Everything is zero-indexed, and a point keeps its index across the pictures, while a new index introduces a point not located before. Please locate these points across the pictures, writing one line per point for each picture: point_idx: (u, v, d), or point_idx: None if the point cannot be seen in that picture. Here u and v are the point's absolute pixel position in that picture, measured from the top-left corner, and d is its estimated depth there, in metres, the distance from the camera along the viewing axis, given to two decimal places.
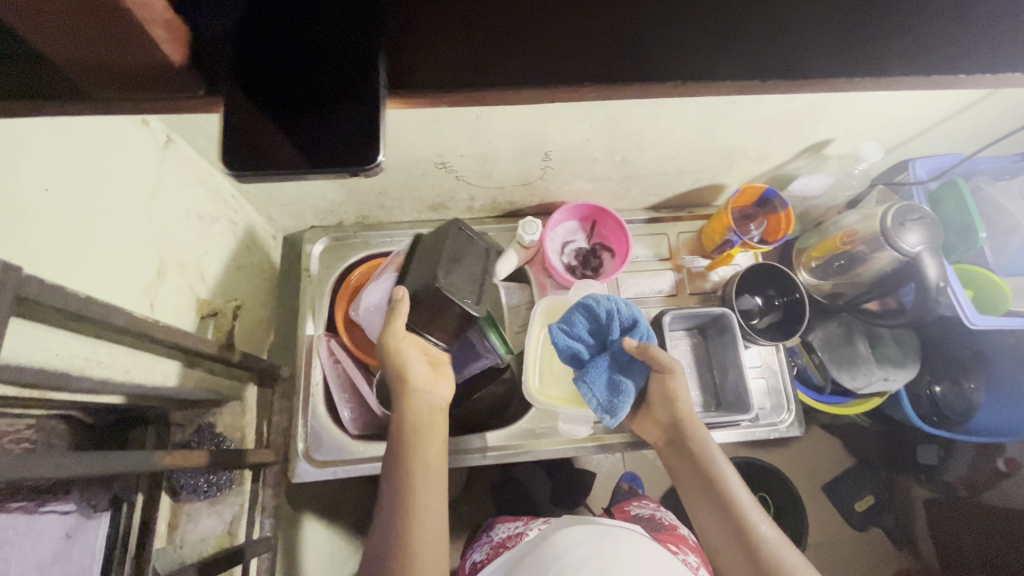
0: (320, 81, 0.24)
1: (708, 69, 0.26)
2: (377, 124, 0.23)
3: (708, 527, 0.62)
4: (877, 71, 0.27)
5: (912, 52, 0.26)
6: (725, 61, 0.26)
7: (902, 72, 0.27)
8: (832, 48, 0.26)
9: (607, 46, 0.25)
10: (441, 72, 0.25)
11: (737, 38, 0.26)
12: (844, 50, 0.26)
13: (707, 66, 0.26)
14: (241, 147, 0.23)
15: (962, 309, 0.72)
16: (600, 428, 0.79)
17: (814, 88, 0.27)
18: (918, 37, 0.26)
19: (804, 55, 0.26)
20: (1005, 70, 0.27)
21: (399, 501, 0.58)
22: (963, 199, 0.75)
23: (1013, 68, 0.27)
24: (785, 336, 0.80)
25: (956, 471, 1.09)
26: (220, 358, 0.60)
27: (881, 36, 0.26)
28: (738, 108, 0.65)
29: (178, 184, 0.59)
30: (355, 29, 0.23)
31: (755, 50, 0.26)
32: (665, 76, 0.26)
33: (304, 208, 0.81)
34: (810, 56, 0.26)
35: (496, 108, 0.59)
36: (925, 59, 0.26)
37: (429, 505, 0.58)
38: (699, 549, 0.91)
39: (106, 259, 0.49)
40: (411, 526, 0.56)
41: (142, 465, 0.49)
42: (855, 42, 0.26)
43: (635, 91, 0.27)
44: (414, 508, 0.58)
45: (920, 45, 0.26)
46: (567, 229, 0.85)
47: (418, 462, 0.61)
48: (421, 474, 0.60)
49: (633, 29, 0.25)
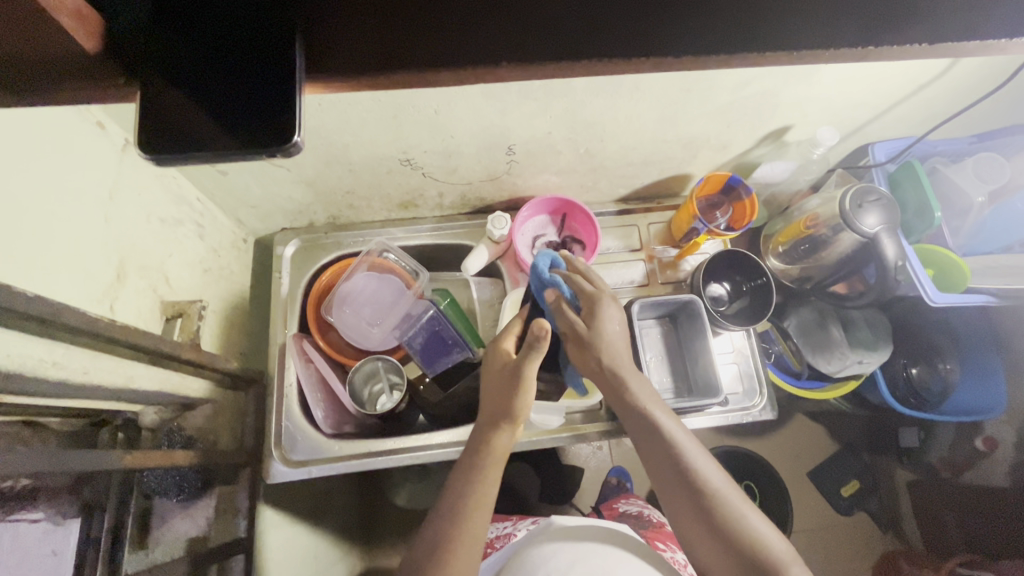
0: (239, 69, 0.25)
1: (658, 42, 0.27)
2: (292, 105, 0.24)
3: (682, 523, 0.60)
4: (822, 42, 0.28)
5: (848, 23, 0.28)
6: (637, 39, 0.27)
7: (847, 44, 0.28)
8: (758, 26, 0.27)
9: (538, 25, 0.26)
10: (359, 58, 0.25)
11: (676, 17, 0.27)
12: (778, 24, 0.28)
13: (657, 41, 0.27)
14: (158, 131, 0.24)
15: (923, 287, 0.73)
16: (575, 419, 0.79)
17: (763, 62, 0.29)
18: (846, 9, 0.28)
19: (743, 26, 0.27)
20: (943, 38, 0.28)
21: (448, 537, 0.55)
22: (919, 179, 0.76)
23: (952, 35, 0.28)
24: (755, 318, 0.81)
25: (937, 452, 1.13)
26: (184, 359, 0.60)
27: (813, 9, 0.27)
28: (694, 96, 0.66)
29: (138, 186, 0.59)
30: (269, 21, 0.25)
31: (694, 25, 0.27)
32: (619, 52, 0.27)
33: (273, 210, 0.81)
34: (749, 27, 0.27)
35: (453, 102, 0.60)
36: (865, 29, 0.28)
37: (475, 552, 0.56)
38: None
39: (62, 262, 0.49)
40: (452, 566, 0.54)
41: (98, 464, 0.50)
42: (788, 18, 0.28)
43: (585, 70, 0.28)
44: (460, 546, 0.55)
45: (854, 17, 0.28)
46: (537, 223, 0.86)
47: (482, 501, 0.58)
48: (480, 512, 0.57)
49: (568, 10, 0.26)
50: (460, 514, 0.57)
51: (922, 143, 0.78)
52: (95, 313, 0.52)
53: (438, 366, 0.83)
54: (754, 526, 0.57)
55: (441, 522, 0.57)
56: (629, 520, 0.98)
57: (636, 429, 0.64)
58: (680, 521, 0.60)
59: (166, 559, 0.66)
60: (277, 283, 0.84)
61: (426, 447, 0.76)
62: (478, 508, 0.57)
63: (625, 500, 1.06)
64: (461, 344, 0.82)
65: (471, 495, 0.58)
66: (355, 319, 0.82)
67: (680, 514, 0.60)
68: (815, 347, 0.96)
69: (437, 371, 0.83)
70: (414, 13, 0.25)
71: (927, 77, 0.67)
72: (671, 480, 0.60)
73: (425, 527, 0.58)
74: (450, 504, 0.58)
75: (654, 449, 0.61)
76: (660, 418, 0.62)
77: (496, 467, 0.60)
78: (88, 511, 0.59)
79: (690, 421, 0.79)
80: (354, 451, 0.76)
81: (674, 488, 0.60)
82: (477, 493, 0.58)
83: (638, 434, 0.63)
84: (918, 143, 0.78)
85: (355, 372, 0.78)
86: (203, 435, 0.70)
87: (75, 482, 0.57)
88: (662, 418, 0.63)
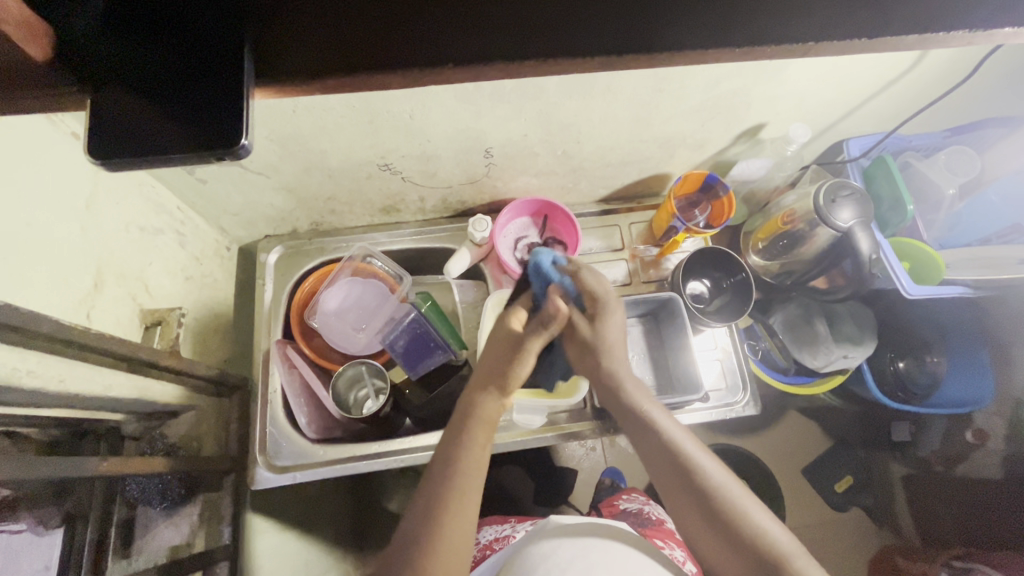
0: (188, 69, 0.25)
1: (618, 42, 0.28)
2: (242, 109, 0.25)
3: (687, 524, 0.58)
4: (780, 40, 0.29)
5: (805, 21, 0.29)
6: (599, 39, 0.28)
7: (804, 38, 0.29)
8: (713, 23, 0.28)
9: (492, 27, 0.27)
10: (312, 63, 0.26)
11: (635, 14, 0.28)
12: (739, 20, 0.28)
13: (616, 40, 0.28)
14: (105, 134, 0.25)
15: (898, 278, 0.75)
16: (560, 418, 0.80)
17: (723, 59, 0.29)
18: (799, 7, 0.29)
19: (698, 24, 0.28)
20: (901, 32, 0.29)
21: (440, 496, 0.54)
22: (891, 173, 0.78)
23: (907, 31, 0.29)
24: (736, 314, 0.81)
25: (929, 446, 1.14)
26: (163, 366, 0.61)
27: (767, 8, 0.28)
28: (666, 95, 0.67)
29: (115, 195, 0.60)
30: (218, 30, 0.25)
31: (651, 23, 0.28)
32: (580, 52, 0.27)
33: (255, 217, 0.81)
34: (706, 26, 0.28)
35: (426, 106, 0.61)
36: (823, 26, 0.29)
37: (469, 507, 0.54)
38: (685, 543, 0.92)
39: (36, 272, 0.49)
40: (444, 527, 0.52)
41: (78, 471, 0.50)
42: (747, 15, 0.28)
43: (547, 67, 0.28)
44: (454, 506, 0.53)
45: (808, 14, 0.29)
46: (519, 225, 0.87)
47: (473, 462, 0.56)
48: (471, 469, 0.56)
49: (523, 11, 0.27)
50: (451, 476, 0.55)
51: (893, 137, 0.80)
52: (70, 321, 0.53)
53: (421, 368, 0.82)
54: (759, 525, 0.54)
55: (432, 487, 0.55)
56: (627, 518, 0.98)
57: (633, 432, 0.63)
58: (683, 521, 0.58)
59: (148, 567, 0.65)
60: (261, 289, 0.84)
61: (411, 448, 0.77)
62: (468, 468, 0.56)
63: (625, 497, 1.06)
64: (444, 347, 0.81)
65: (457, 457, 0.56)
66: (340, 324, 0.82)
67: (684, 513, 0.58)
68: (800, 342, 0.97)
69: (420, 373, 0.82)
70: (359, 19, 0.26)
71: (896, 72, 0.68)
72: (673, 479, 0.59)
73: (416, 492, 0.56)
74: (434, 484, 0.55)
75: (655, 453, 0.60)
76: (661, 419, 0.62)
77: (486, 433, 0.58)
78: (71, 520, 0.59)
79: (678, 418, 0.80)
80: (341, 455, 0.76)
81: (677, 487, 0.58)
82: (466, 453, 0.56)
83: (638, 435, 0.62)
84: (890, 138, 0.79)
85: (338, 375, 0.78)
86: (186, 443, 0.70)
87: (56, 492, 0.57)
88: (660, 419, 0.62)
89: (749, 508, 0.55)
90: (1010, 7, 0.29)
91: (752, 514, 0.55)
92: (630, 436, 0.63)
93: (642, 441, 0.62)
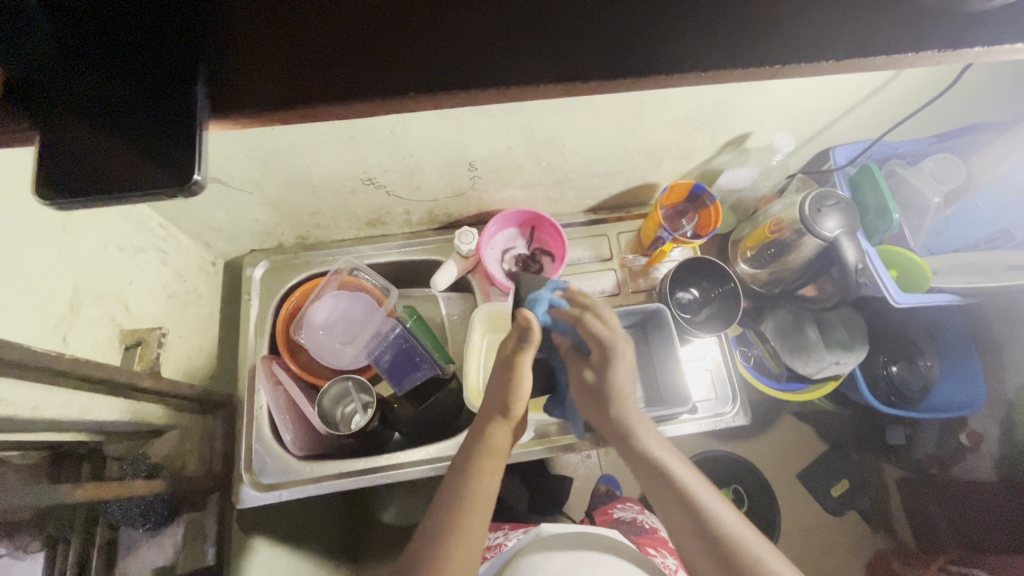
0: (143, 101, 0.25)
1: (579, 69, 0.27)
2: (193, 143, 0.25)
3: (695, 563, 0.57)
4: (745, 64, 0.28)
5: (776, 43, 0.28)
6: (566, 68, 0.27)
7: (773, 61, 0.29)
8: (676, 48, 0.28)
9: (449, 54, 0.26)
10: (266, 97, 0.26)
11: (598, 39, 0.27)
12: (708, 45, 0.28)
13: (577, 66, 0.27)
14: (54, 175, 0.24)
15: (885, 286, 0.75)
16: (549, 431, 0.80)
17: (690, 82, 0.29)
18: (765, 30, 0.28)
19: (663, 49, 0.28)
20: (869, 56, 0.29)
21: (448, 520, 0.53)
22: (877, 182, 0.78)
23: (874, 54, 0.29)
24: (723, 325, 0.81)
25: (924, 449, 1.13)
26: (144, 388, 0.61)
27: (734, 33, 0.28)
28: (649, 108, 0.66)
29: (93, 215, 0.59)
30: (170, 59, 0.25)
31: (613, 46, 0.27)
32: (544, 82, 0.27)
33: (240, 233, 0.81)
34: (673, 52, 0.28)
35: (406, 122, 0.60)
36: (789, 50, 0.28)
37: (474, 534, 0.53)
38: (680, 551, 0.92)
39: (7, 297, 0.48)
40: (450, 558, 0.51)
41: (51, 499, 0.50)
42: (715, 40, 0.28)
43: (513, 97, 0.28)
44: (460, 532, 0.52)
45: (775, 38, 0.28)
46: (507, 236, 0.86)
47: (482, 487, 0.56)
48: (479, 502, 0.55)
49: (484, 45, 0.27)
50: (463, 505, 0.54)
51: (879, 145, 0.80)
52: (44, 347, 0.52)
53: (406, 384, 0.80)
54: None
55: (443, 511, 0.54)
56: (621, 526, 0.97)
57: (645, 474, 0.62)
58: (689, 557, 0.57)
59: None
60: (247, 305, 0.84)
61: (397, 464, 0.76)
62: (480, 495, 0.55)
63: (620, 506, 1.05)
64: (430, 363, 0.80)
65: (469, 492, 0.55)
66: (327, 339, 0.81)
67: (697, 561, 0.56)
68: (792, 349, 0.96)
69: (406, 389, 0.81)
70: (308, 47, 0.26)
71: (876, 83, 0.68)
72: (682, 520, 0.57)
73: (427, 515, 0.55)
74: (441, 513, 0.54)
75: (666, 494, 0.59)
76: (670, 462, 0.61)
77: (494, 457, 0.59)
78: (52, 544, 0.58)
79: (669, 429, 0.79)
80: (327, 472, 0.76)
81: (690, 536, 0.56)
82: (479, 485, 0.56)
83: (644, 474, 0.62)
84: (875, 146, 0.79)
85: (324, 393, 0.77)
86: (169, 462, 0.70)
87: (37, 516, 0.56)
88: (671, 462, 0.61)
89: (760, 553, 0.53)
90: (981, 27, 0.29)
91: (763, 560, 0.53)
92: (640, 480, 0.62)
93: (652, 485, 0.61)
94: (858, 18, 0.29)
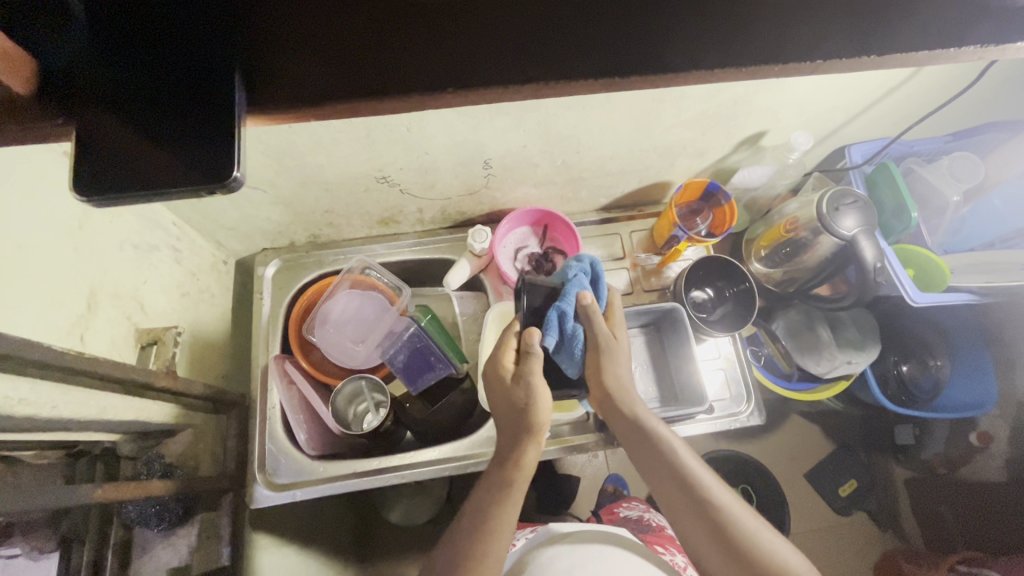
0: (185, 101, 0.25)
1: (614, 67, 0.27)
2: (232, 141, 0.24)
3: (689, 537, 0.57)
4: (783, 60, 0.28)
5: (815, 36, 0.28)
6: (605, 60, 0.27)
7: (813, 56, 0.28)
8: (714, 39, 0.27)
9: (484, 48, 0.26)
10: (305, 93, 0.25)
11: (639, 33, 0.27)
12: (744, 41, 0.28)
13: (613, 64, 0.27)
14: (96, 171, 0.24)
15: (903, 286, 0.74)
16: (562, 431, 0.79)
17: (725, 78, 0.29)
18: (805, 21, 0.28)
19: (700, 46, 0.27)
20: (906, 50, 0.28)
21: (473, 548, 0.54)
22: (894, 179, 0.77)
23: (913, 48, 0.28)
24: (740, 324, 0.80)
25: (933, 448, 1.13)
26: (159, 387, 0.60)
27: (766, 21, 0.28)
28: (665, 105, 0.66)
29: (109, 215, 0.59)
30: (207, 56, 0.25)
31: (651, 41, 0.27)
32: (579, 73, 0.27)
33: (252, 231, 0.81)
34: (707, 48, 0.27)
35: (424, 119, 0.60)
36: (829, 43, 0.28)
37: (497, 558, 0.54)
38: None
39: (28, 297, 0.48)
40: None
41: (71, 499, 0.49)
42: (752, 34, 0.28)
43: (547, 91, 0.27)
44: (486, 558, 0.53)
45: (814, 31, 0.28)
46: (519, 235, 0.86)
47: (504, 513, 0.56)
48: (501, 532, 0.55)
49: (522, 37, 0.26)
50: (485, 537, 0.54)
51: (896, 144, 0.79)
52: (62, 346, 0.52)
53: (422, 383, 0.80)
54: (774, 548, 0.53)
55: (466, 534, 0.55)
56: (628, 524, 0.97)
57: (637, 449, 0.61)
58: (686, 534, 0.57)
59: None
60: (259, 304, 0.83)
61: (409, 463, 0.76)
62: (501, 525, 0.55)
63: (626, 504, 1.04)
64: (444, 361, 0.78)
65: (493, 518, 0.55)
66: (339, 338, 0.80)
67: (699, 542, 0.56)
68: (804, 349, 0.95)
69: (420, 388, 0.80)
70: (338, 40, 0.25)
71: (895, 81, 0.68)
72: (676, 494, 0.57)
73: (451, 536, 0.57)
74: (463, 535, 0.55)
75: (662, 469, 0.58)
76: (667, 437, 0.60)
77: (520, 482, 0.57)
78: (66, 544, 0.58)
79: (681, 428, 0.79)
80: (341, 472, 0.75)
81: (693, 519, 0.56)
82: (500, 516, 0.55)
83: (640, 450, 0.60)
84: (892, 145, 0.79)
85: (337, 392, 0.77)
86: (184, 462, 0.69)
87: (53, 515, 0.56)
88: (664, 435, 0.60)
89: (759, 535, 0.54)
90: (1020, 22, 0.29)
91: (762, 543, 0.53)
92: (634, 458, 0.61)
93: (648, 468, 0.60)
94: (898, 12, 0.28)
